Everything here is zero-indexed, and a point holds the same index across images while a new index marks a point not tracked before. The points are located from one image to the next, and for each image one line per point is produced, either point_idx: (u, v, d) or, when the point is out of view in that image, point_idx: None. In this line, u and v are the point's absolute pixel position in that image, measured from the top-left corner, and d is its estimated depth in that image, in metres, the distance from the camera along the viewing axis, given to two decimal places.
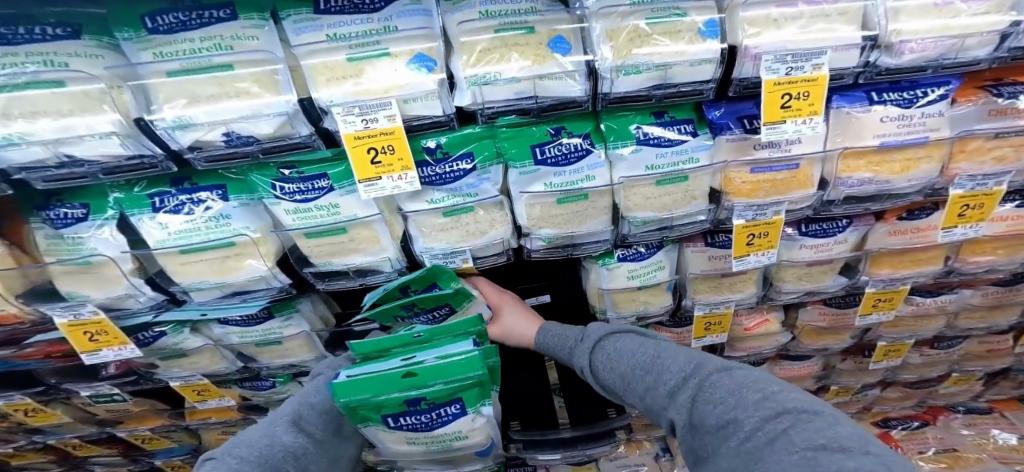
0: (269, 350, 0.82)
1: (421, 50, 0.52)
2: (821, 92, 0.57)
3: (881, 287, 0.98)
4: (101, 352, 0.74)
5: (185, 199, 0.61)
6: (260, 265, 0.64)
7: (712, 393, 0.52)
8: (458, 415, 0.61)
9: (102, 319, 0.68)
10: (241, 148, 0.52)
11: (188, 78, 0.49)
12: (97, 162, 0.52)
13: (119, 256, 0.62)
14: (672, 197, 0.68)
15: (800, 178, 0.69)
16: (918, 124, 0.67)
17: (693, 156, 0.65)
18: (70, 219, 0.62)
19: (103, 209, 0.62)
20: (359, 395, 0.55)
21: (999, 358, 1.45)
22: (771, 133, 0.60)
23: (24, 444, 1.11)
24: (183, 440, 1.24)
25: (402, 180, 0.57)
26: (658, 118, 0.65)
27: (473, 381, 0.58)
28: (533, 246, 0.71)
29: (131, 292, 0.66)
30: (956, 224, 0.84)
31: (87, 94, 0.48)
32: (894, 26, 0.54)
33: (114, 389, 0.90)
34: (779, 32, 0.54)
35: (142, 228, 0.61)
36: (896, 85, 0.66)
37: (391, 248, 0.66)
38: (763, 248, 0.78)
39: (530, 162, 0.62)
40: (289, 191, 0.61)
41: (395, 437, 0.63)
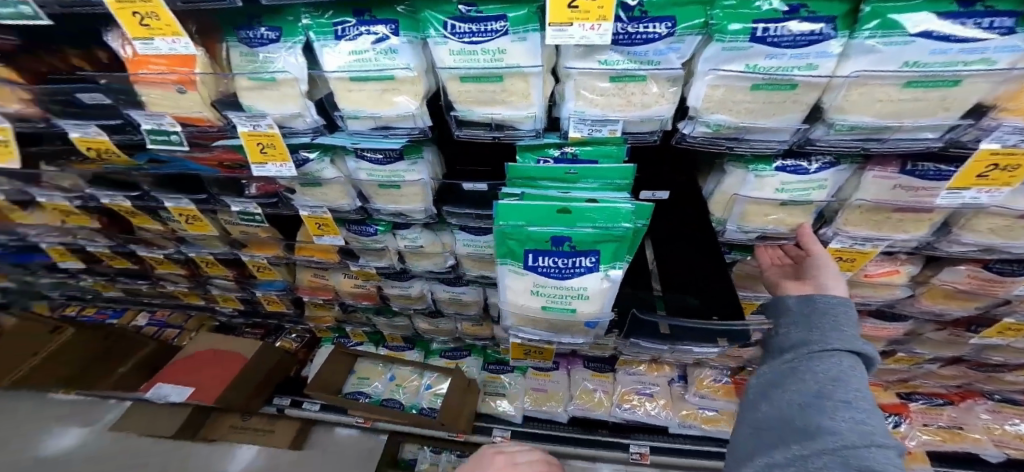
0: (387, 194, 0.87)
1: None
2: None
3: None
4: (268, 166, 0.81)
5: (363, 32, 0.59)
6: (409, 103, 0.64)
7: (824, 395, 0.56)
8: (591, 269, 0.62)
9: (275, 135, 0.73)
10: None
11: None
12: None
13: (299, 75, 0.65)
14: (914, 105, 0.52)
15: None
16: None
17: (989, 57, 0.47)
18: (266, 41, 0.65)
19: (293, 33, 0.63)
20: (513, 221, 0.58)
21: None
22: None
23: (173, 251, 1.39)
24: (284, 276, 1.42)
25: (594, 30, 0.49)
26: (965, 7, 0.45)
27: (615, 236, 0.58)
28: (693, 131, 0.63)
29: (300, 112, 0.69)
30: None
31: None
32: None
33: (258, 208, 1.04)
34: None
35: (324, 56, 0.62)
36: None
37: (539, 106, 0.63)
38: (997, 183, 0.65)
39: (746, 37, 0.50)
40: (461, 31, 0.56)
41: (520, 284, 0.66)
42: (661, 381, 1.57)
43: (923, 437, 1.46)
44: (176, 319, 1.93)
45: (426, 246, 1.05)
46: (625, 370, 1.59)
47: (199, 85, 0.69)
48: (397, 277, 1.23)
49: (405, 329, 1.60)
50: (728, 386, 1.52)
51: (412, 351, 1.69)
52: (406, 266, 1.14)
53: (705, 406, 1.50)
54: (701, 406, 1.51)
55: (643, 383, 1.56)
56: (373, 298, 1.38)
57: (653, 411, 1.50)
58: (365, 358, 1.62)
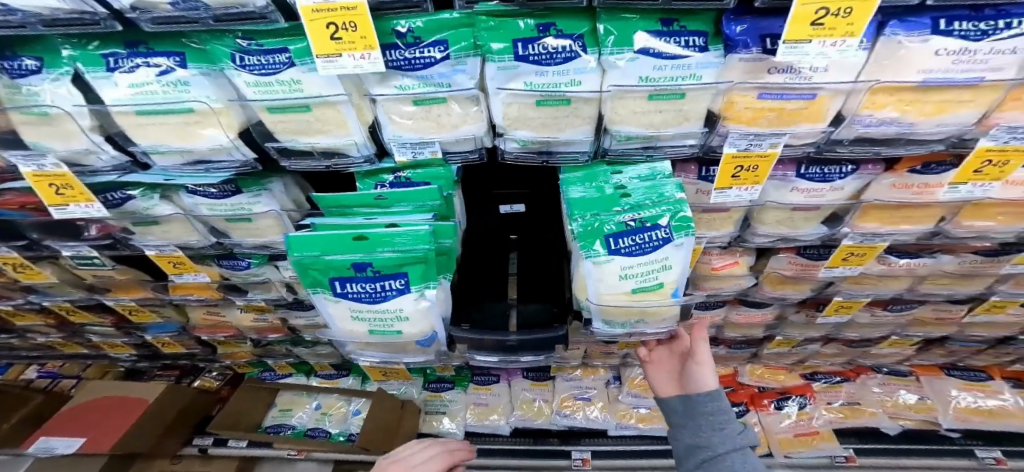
0: (240, 227, 0.77)
1: None
2: (867, 10, 0.45)
3: (857, 243, 0.86)
4: (69, 207, 0.71)
5: (140, 62, 0.53)
6: (221, 135, 0.60)
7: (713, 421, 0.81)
8: (403, 291, 0.67)
9: (66, 175, 0.64)
10: (188, 13, 0.44)
11: None
12: (33, 12, 0.44)
13: (76, 110, 0.56)
14: (662, 115, 0.62)
15: (811, 112, 0.59)
16: (980, 62, 0.52)
17: (696, 73, 0.56)
18: (26, 72, 0.54)
19: (58, 64, 0.54)
20: (309, 252, 0.64)
21: (944, 326, 1.29)
22: (788, 54, 0.49)
23: (22, 303, 1.09)
24: (170, 316, 1.22)
25: (365, 60, 0.51)
26: (665, 26, 0.54)
27: (418, 257, 0.64)
28: (507, 147, 0.70)
29: (92, 149, 0.61)
30: (968, 180, 0.71)
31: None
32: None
33: (95, 252, 0.84)
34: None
35: (103, 89, 0.55)
36: (976, 10, 0.50)
37: (359, 133, 0.63)
38: (748, 182, 0.73)
39: (510, 57, 0.56)
40: (249, 64, 0.53)
41: (341, 311, 0.71)
42: (598, 384, 1.60)
43: (827, 416, 1.55)
44: (71, 369, 1.67)
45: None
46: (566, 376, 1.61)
47: None
48: (300, 306, 1.07)
49: (332, 358, 1.40)
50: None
51: (345, 378, 1.61)
52: (299, 297, 0.98)
53: (638, 404, 1.54)
54: (636, 406, 1.56)
55: (581, 388, 1.59)
56: (280, 330, 1.21)
57: (592, 415, 1.52)
58: (288, 390, 1.56)
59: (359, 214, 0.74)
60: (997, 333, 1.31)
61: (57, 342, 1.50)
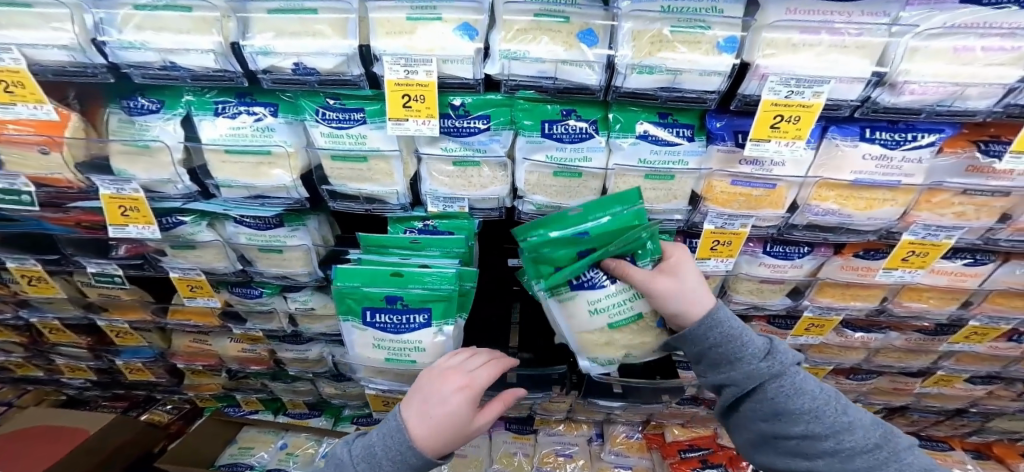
0: (270, 257, 0.84)
1: (468, 21, 0.58)
2: (812, 119, 0.59)
3: (818, 314, 0.99)
4: (127, 228, 0.76)
5: (242, 110, 0.65)
6: (285, 176, 0.69)
7: (766, 391, 0.74)
8: (424, 325, 0.74)
9: (139, 199, 0.71)
10: (305, 78, 0.56)
11: (282, 16, 0.54)
12: (191, 70, 0.56)
13: (175, 145, 0.66)
14: (656, 191, 0.76)
15: (773, 199, 0.74)
16: (897, 168, 0.67)
17: (683, 159, 0.71)
18: (146, 111, 0.65)
19: (174, 106, 0.65)
20: (352, 282, 0.71)
21: (901, 396, 1.43)
22: (754, 148, 0.63)
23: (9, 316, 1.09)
24: (153, 342, 1.21)
25: (425, 125, 0.63)
26: (661, 119, 0.70)
27: (443, 296, 0.72)
28: (524, 209, 0.80)
29: (171, 179, 0.68)
30: (898, 267, 0.85)
31: (205, 20, 0.54)
32: (905, 64, 0.54)
33: (118, 271, 0.89)
34: (795, 57, 0.56)
35: (203, 127, 0.65)
36: (892, 125, 0.66)
37: (401, 185, 0.73)
38: (724, 255, 0.85)
39: (537, 134, 0.70)
40: (329, 118, 0.65)
41: (364, 340, 0.77)
42: (580, 441, 1.57)
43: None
44: (6, 394, 1.57)
45: (320, 308, 0.98)
46: (549, 431, 1.59)
47: (65, 147, 0.65)
48: (293, 339, 1.13)
49: (309, 394, 1.44)
50: (640, 442, 1.57)
51: (316, 418, 1.57)
52: (298, 330, 1.05)
53: (620, 464, 1.50)
54: (618, 465, 1.51)
55: (562, 444, 1.55)
56: (265, 362, 1.23)
57: None
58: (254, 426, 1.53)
59: (394, 254, 0.82)
60: (947, 404, 1.46)
61: (12, 364, 1.44)
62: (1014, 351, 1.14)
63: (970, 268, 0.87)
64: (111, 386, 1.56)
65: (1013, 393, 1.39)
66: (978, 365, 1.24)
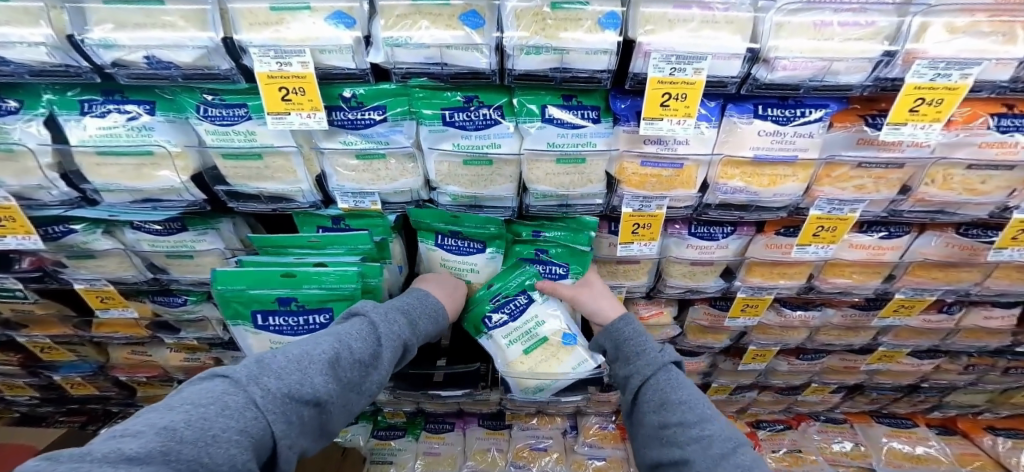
0: (180, 263, 0.81)
1: (341, 8, 0.54)
2: (697, 96, 0.57)
3: (750, 294, 1.01)
4: (5, 239, 0.73)
5: (112, 108, 0.61)
6: (174, 177, 0.65)
7: (685, 405, 0.65)
8: (324, 325, 0.77)
9: (13, 207, 0.67)
10: (161, 72, 0.53)
11: (123, 7, 0.50)
12: (27, 64, 0.52)
13: (39, 148, 0.61)
14: (569, 176, 0.73)
15: (683, 178, 0.73)
16: (791, 142, 0.67)
17: (591, 141, 0.70)
18: (3, 112, 0.60)
19: (35, 106, 0.61)
20: (235, 286, 0.72)
21: (852, 374, 1.47)
22: (648, 128, 0.61)
23: None
24: (89, 355, 1.17)
25: (311, 119, 0.60)
26: (565, 101, 0.68)
27: (343, 295, 0.74)
28: (441, 200, 0.79)
29: (44, 184, 0.65)
30: (810, 242, 0.85)
31: (27, 10, 0.49)
32: (773, 41, 0.53)
33: (20, 285, 0.85)
34: (671, 33, 0.54)
35: (68, 129, 0.61)
36: (783, 101, 0.66)
37: (306, 181, 0.71)
38: (646, 238, 0.85)
39: (439, 122, 0.68)
40: (212, 115, 0.62)
41: (261, 342, 0.79)
42: (556, 434, 1.59)
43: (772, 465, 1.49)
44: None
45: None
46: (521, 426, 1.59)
47: None
48: (235, 345, 1.11)
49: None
50: (615, 432, 1.59)
51: None
52: (234, 336, 1.02)
53: (593, 456, 1.51)
54: (591, 457, 1.52)
55: (536, 438, 1.56)
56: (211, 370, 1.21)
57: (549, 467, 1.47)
58: None
59: (292, 254, 0.79)
60: (900, 380, 1.49)
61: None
62: (946, 323, 1.17)
63: (887, 241, 0.88)
64: (62, 402, 1.51)
65: (958, 366, 1.43)
66: (916, 340, 1.27)
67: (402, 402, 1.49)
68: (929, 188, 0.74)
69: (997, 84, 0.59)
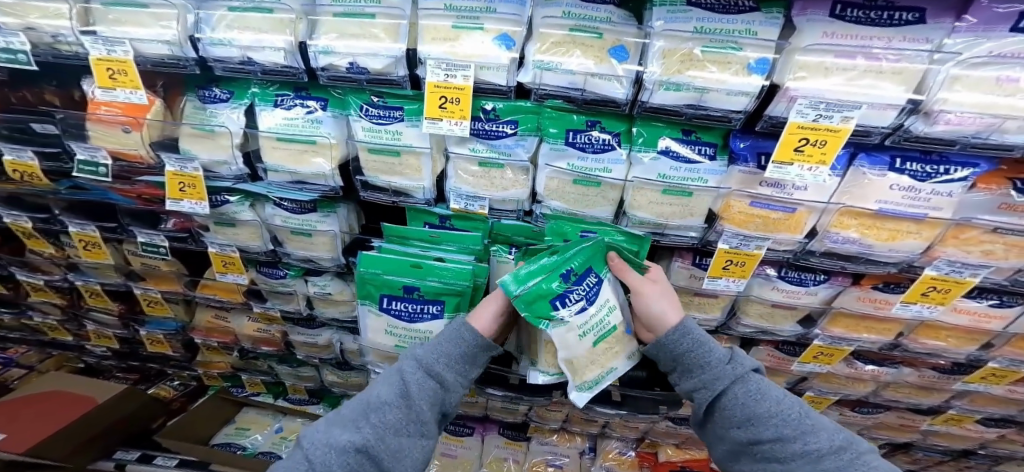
0: (298, 239, 0.89)
1: (506, 32, 0.62)
2: (838, 144, 0.59)
3: (829, 344, 1.00)
4: (183, 203, 0.82)
5: (298, 103, 0.73)
6: (325, 165, 0.74)
7: (762, 409, 0.67)
8: (436, 315, 0.83)
9: (198, 177, 0.77)
10: (355, 76, 0.62)
11: (347, 20, 0.61)
12: (263, 65, 0.63)
13: (235, 131, 0.74)
14: (672, 207, 0.78)
15: (792, 223, 0.75)
16: (923, 199, 0.68)
17: (702, 176, 0.74)
18: (217, 100, 0.75)
19: (242, 96, 0.74)
20: (373, 270, 0.79)
21: (906, 432, 1.38)
22: (776, 171, 0.64)
23: (58, 280, 1.18)
24: (179, 314, 1.27)
25: (456, 126, 0.67)
26: (685, 136, 0.73)
27: (459, 291, 0.80)
28: (539, 213, 0.83)
29: (227, 160, 0.75)
30: (917, 301, 0.84)
31: (282, 20, 0.61)
32: (944, 93, 0.54)
33: (165, 244, 0.95)
34: (825, 81, 0.57)
35: (262, 116, 0.73)
36: (926, 155, 0.67)
37: (428, 180, 0.78)
38: (736, 275, 0.87)
39: (561, 141, 0.74)
40: (372, 114, 0.72)
41: (378, 324, 0.86)
42: (572, 453, 1.56)
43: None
44: (30, 358, 1.68)
45: (336, 294, 1.02)
46: (540, 440, 1.58)
47: (145, 127, 0.74)
48: (307, 323, 1.18)
49: (312, 381, 1.47)
50: (633, 459, 1.54)
51: (315, 406, 1.61)
52: (314, 313, 1.09)
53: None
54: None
55: (554, 455, 1.54)
56: (276, 344, 1.28)
57: None
58: (254, 407, 1.61)
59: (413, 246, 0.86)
60: (956, 444, 1.40)
61: (46, 327, 1.53)
62: None
63: (996, 309, 0.86)
64: (127, 358, 1.63)
65: None
66: (993, 407, 1.19)
67: None
68: None
69: None
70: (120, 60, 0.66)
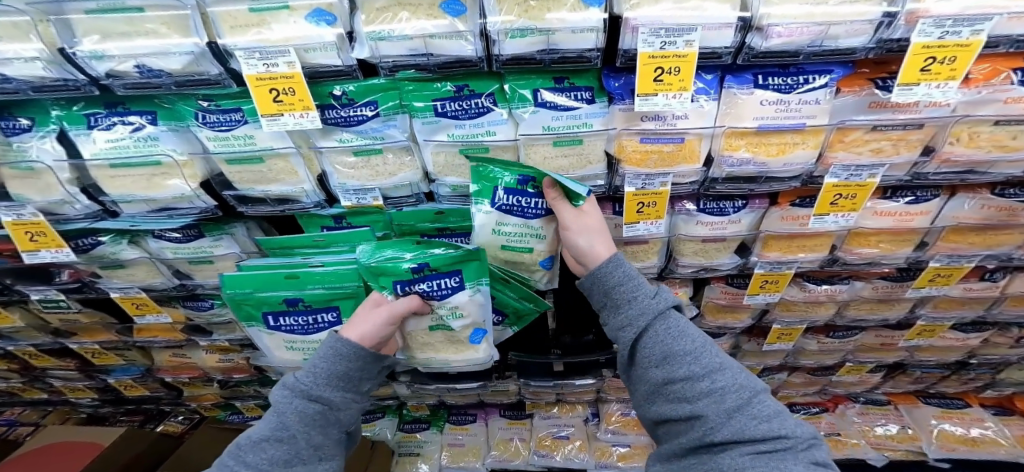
0: (203, 269, 0.87)
1: (320, 6, 0.55)
2: (690, 69, 0.56)
3: (768, 270, 0.99)
4: (42, 253, 0.79)
5: (117, 120, 0.65)
6: (184, 185, 0.69)
7: (677, 344, 0.64)
8: (332, 322, 0.82)
9: (42, 222, 0.73)
10: (153, 80, 0.56)
11: (102, 15, 0.52)
12: (26, 80, 0.56)
13: (57, 165, 0.66)
14: (567, 159, 0.74)
15: (686, 153, 0.71)
16: (795, 110, 0.65)
17: (587, 121, 0.69)
18: (19, 130, 0.66)
19: (46, 123, 0.66)
20: (243, 290, 0.76)
21: (891, 352, 1.51)
22: (643, 104, 0.60)
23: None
24: (137, 359, 1.26)
25: (304, 118, 0.62)
26: (557, 83, 0.68)
27: (348, 293, 0.79)
28: (441, 192, 0.79)
29: (67, 199, 0.70)
30: (828, 211, 0.82)
31: (15, 25, 0.53)
32: (766, 7, 0.51)
33: (62, 296, 0.91)
34: (656, 7, 0.53)
35: (82, 145, 0.66)
36: (784, 69, 0.65)
37: (308, 182, 0.74)
38: (651, 217, 0.82)
39: (431, 114, 0.68)
40: (211, 121, 0.65)
41: (276, 341, 0.85)
42: (576, 422, 1.68)
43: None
44: (29, 417, 1.68)
45: None
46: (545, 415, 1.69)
47: None
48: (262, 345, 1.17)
49: None
50: (636, 418, 1.64)
51: None
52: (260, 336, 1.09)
53: (617, 442, 1.60)
54: (614, 443, 1.62)
55: (558, 426, 1.66)
56: (246, 369, 1.29)
57: (571, 454, 1.59)
58: None
59: (301, 254, 0.84)
60: (945, 356, 1.49)
61: (19, 389, 1.51)
62: (988, 290, 1.11)
63: (915, 206, 0.84)
64: (120, 403, 1.62)
65: (1009, 338, 1.41)
66: (957, 310, 1.23)
67: (422, 395, 1.57)
68: (955, 147, 0.69)
69: (1015, 37, 0.54)
70: None
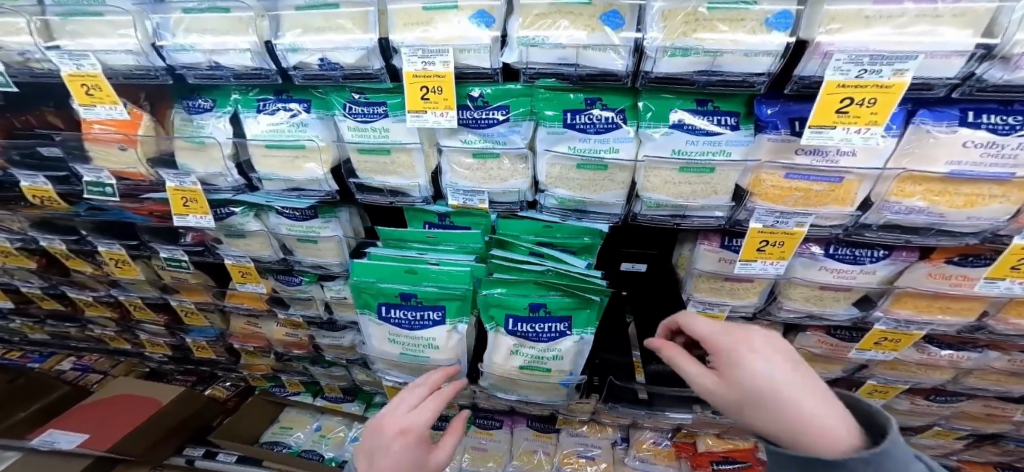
0: (306, 247, 0.91)
1: (483, 8, 0.58)
2: (890, 101, 0.58)
3: (893, 327, 0.97)
4: (188, 218, 0.86)
5: (280, 106, 0.74)
6: (318, 169, 0.75)
7: None
8: (437, 321, 0.87)
9: (197, 190, 0.80)
10: (329, 73, 0.62)
11: (307, 13, 0.60)
12: (233, 69, 0.64)
13: (224, 141, 0.75)
14: (692, 186, 0.73)
15: (839, 194, 0.72)
16: (1006, 155, 0.65)
17: (725, 149, 0.70)
18: (203, 110, 0.76)
19: (224, 104, 0.75)
20: (368, 278, 0.84)
21: (994, 423, 1.32)
22: (815, 136, 0.63)
23: (104, 294, 1.26)
24: (215, 322, 1.33)
25: (443, 117, 0.65)
26: (700, 106, 0.69)
27: (456, 295, 0.83)
28: (546, 203, 0.78)
29: (223, 172, 0.78)
30: (1005, 277, 0.83)
31: (240, 19, 0.61)
32: (1022, 34, 0.50)
33: (185, 257, 1.00)
34: (867, 31, 0.55)
35: (247, 125, 0.75)
36: (1002, 106, 0.64)
37: (423, 177, 0.76)
38: (773, 257, 0.82)
39: (559, 124, 0.68)
40: (355, 112, 0.72)
41: (382, 331, 0.91)
42: (604, 444, 1.54)
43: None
44: (102, 364, 1.81)
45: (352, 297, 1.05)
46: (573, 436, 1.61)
47: (140, 144, 0.77)
48: (330, 326, 1.21)
49: (343, 380, 1.51)
50: (668, 449, 1.52)
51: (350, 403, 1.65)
52: (333, 317, 1.13)
53: (645, 471, 1.46)
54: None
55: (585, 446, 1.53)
56: (305, 346, 1.30)
57: None
58: (296, 407, 1.65)
59: (412, 248, 0.88)
60: None
61: (109, 337, 1.65)
62: None
63: None
64: (184, 362, 1.72)
65: None
66: None
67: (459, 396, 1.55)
68: None
69: None
70: (91, 75, 0.67)
